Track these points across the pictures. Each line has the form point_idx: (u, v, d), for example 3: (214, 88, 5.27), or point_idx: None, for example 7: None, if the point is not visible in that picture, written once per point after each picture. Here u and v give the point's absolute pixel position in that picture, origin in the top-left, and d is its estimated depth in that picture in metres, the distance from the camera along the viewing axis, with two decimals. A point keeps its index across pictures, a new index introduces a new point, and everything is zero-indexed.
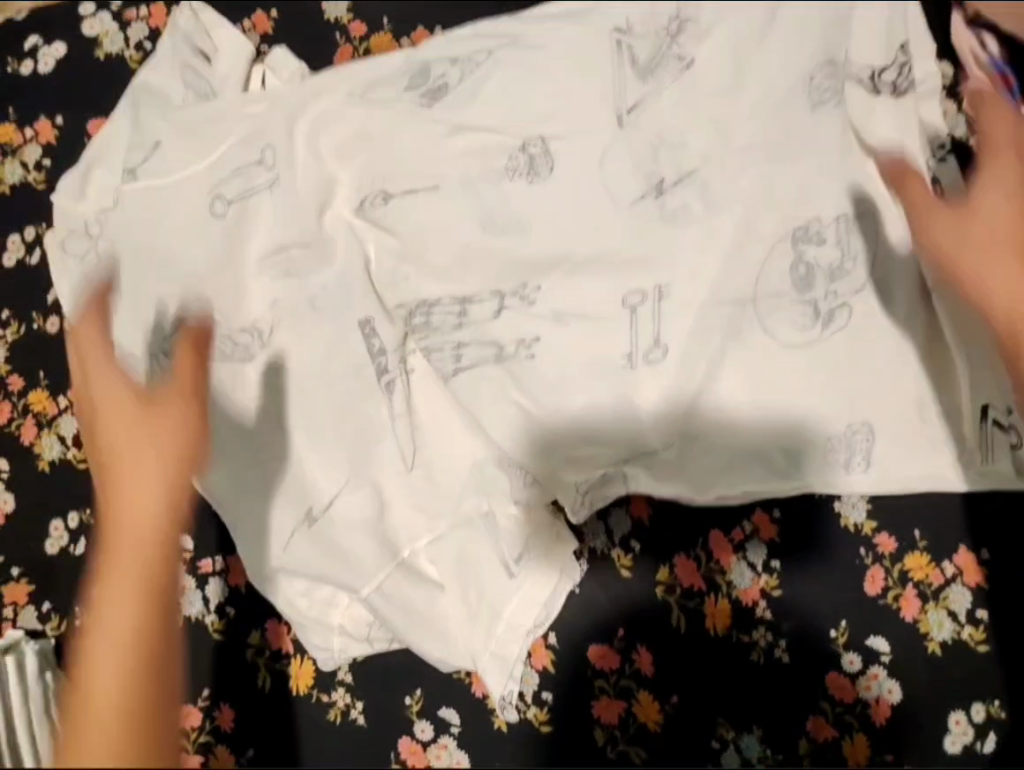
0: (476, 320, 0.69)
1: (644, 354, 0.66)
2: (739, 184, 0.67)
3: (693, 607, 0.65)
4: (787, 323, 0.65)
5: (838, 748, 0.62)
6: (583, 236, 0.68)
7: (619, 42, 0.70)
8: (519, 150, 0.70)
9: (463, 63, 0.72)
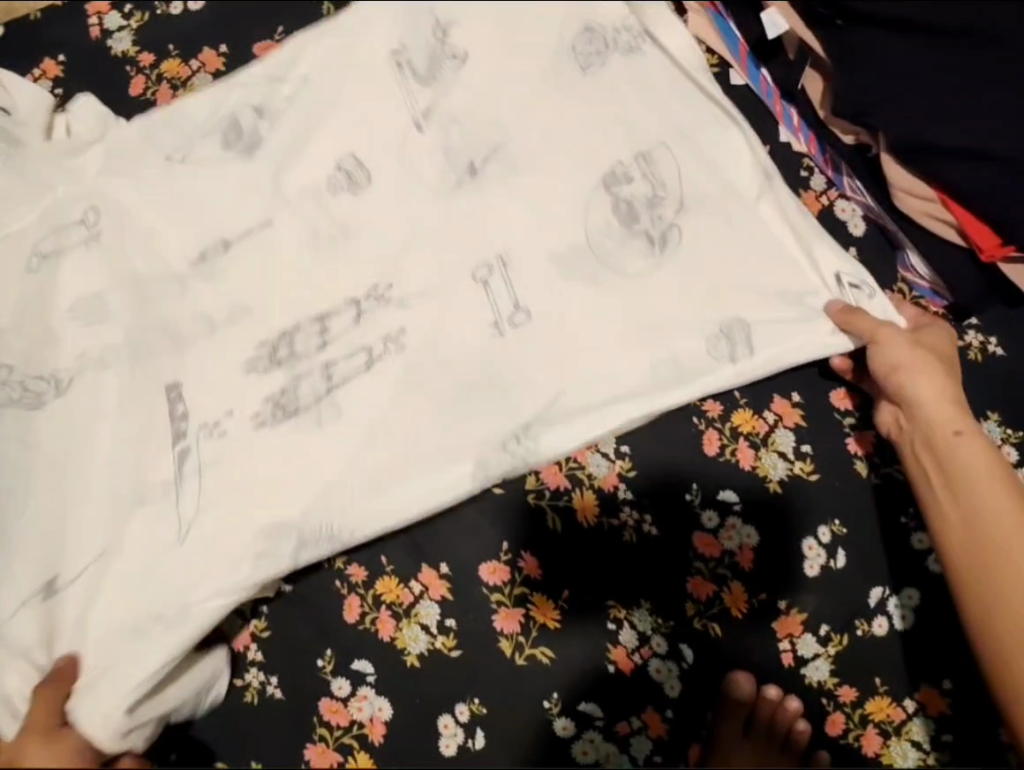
0: (338, 333, 0.77)
1: (508, 319, 0.77)
2: (533, 157, 0.81)
3: (563, 505, 0.77)
4: (638, 256, 0.77)
5: (719, 601, 0.75)
6: (409, 212, 0.80)
7: (399, 64, 0.83)
8: (337, 169, 0.81)
9: (267, 110, 0.81)
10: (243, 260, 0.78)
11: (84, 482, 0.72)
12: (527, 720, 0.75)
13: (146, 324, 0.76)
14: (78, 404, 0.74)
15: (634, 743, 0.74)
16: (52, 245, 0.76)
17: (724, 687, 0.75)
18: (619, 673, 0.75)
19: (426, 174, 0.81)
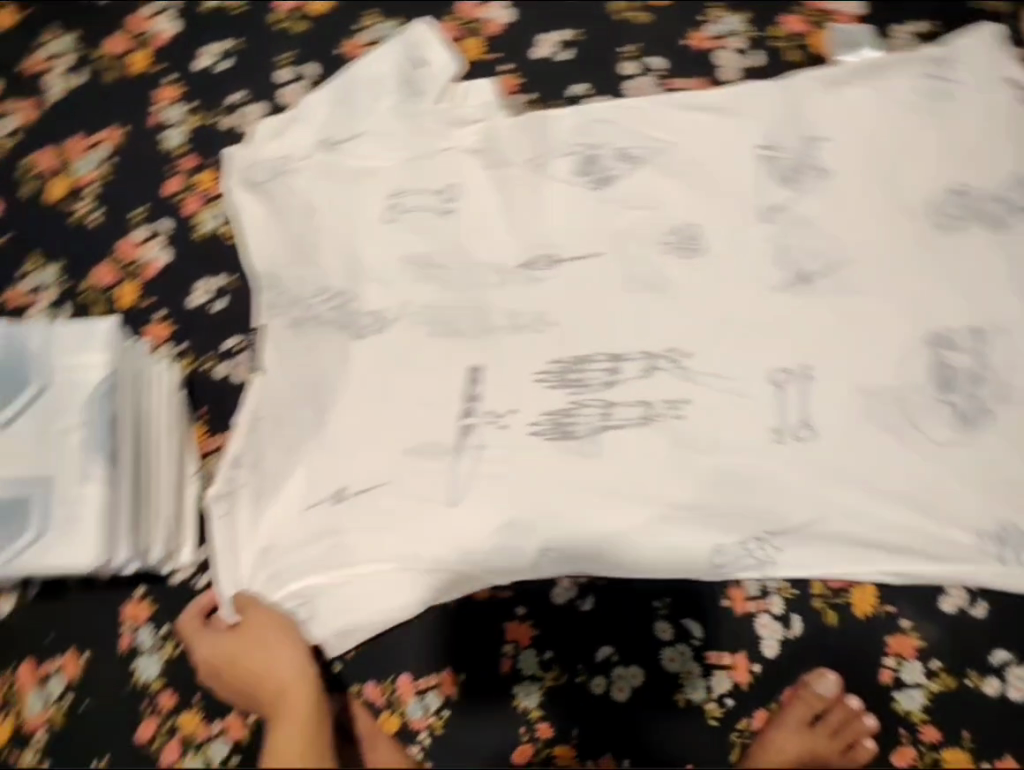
0: (626, 379, 0.80)
1: (792, 429, 0.77)
2: (866, 287, 0.80)
3: None
4: (939, 419, 0.76)
5: (846, 594, 0.78)
6: (730, 267, 0.82)
7: (766, 154, 0.84)
8: (674, 231, 0.83)
9: (629, 153, 0.85)
10: (565, 284, 0.82)
11: (371, 406, 0.79)
12: (632, 627, 0.77)
13: (461, 293, 0.82)
14: (391, 342, 0.80)
15: (715, 676, 0.76)
16: (409, 199, 0.84)
17: (811, 675, 0.76)
18: (729, 609, 0.78)
19: (756, 222, 0.82)
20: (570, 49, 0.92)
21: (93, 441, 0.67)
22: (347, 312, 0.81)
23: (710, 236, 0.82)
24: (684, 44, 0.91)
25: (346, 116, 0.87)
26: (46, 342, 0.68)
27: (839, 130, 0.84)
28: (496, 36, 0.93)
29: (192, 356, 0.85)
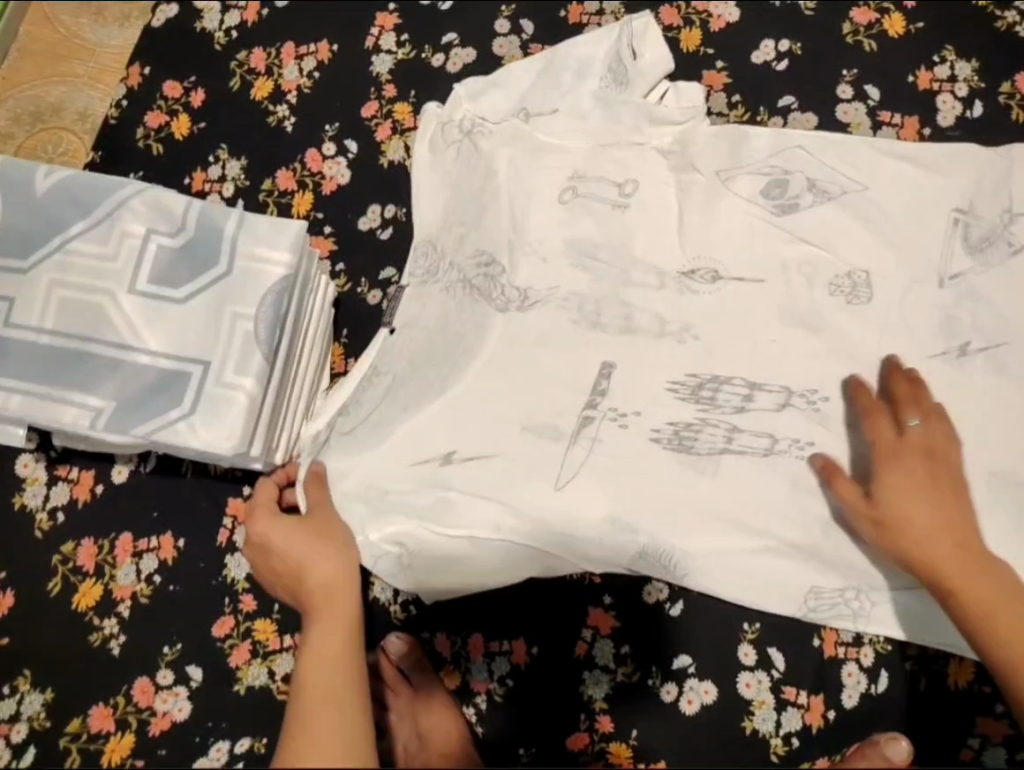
0: (760, 407, 0.80)
1: None
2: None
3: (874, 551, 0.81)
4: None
5: (943, 663, 0.76)
6: (893, 322, 0.81)
7: (957, 221, 0.82)
8: (846, 274, 0.82)
9: (818, 187, 0.84)
10: (724, 301, 0.83)
11: (501, 375, 0.83)
12: (717, 645, 0.77)
13: (620, 289, 0.84)
14: (529, 327, 0.84)
15: (787, 713, 0.75)
16: (585, 185, 0.85)
17: (888, 738, 0.72)
18: (818, 651, 0.77)
19: (929, 285, 0.81)
20: (786, 59, 0.88)
21: (258, 337, 0.67)
22: (496, 284, 0.85)
23: (879, 287, 0.82)
24: (908, 81, 0.87)
25: (546, 88, 0.88)
26: (241, 231, 0.68)
27: None
28: (719, 31, 0.90)
29: (344, 278, 0.88)
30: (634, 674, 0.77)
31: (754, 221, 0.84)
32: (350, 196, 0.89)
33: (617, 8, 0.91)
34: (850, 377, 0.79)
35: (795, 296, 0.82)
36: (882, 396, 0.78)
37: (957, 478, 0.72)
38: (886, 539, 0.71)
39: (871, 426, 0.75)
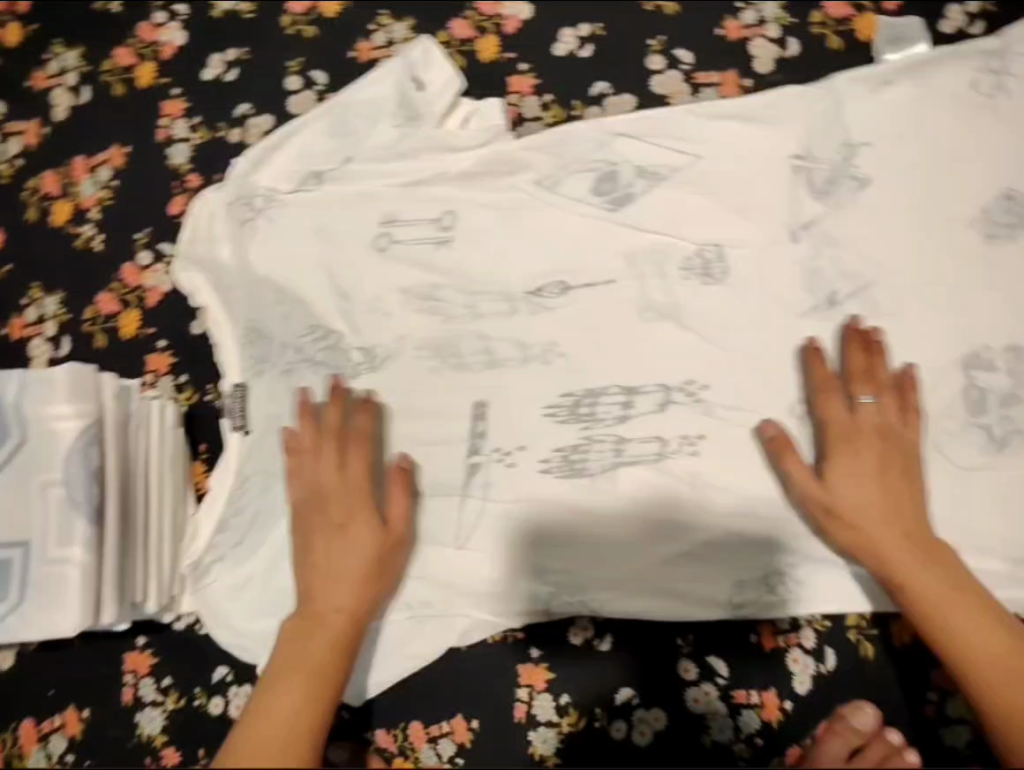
0: (641, 412, 0.76)
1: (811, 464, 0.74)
2: (899, 316, 0.76)
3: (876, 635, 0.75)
4: (961, 440, 0.75)
5: (884, 625, 0.75)
6: (752, 290, 0.77)
7: (797, 168, 0.78)
8: (696, 253, 0.79)
9: (648, 171, 0.80)
10: (576, 309, 0.79)
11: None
12: (656, 672, 0.74)
13: (473, 323, 0.80)
14: (389, 384, 0.79)
15: (744, 716, 0.74)
16: (401, 230, 0.81)
17: (849, 707, 0.71)
18: (758, 645, 0.75)
19: (783, 241, 0.78)
20: (590, 44, 0.85)
21: (75, 499, 0.67)
22: (338, 353, 0.80)
23: (732, 257, 0.78)
24: (717, 34, 0.84)
25: (336, 141, 0.84)
26: (22, 397, 0.68)
27: (878, 140, 0.78)
28: (514, 33, 0.86)
29: (191, 389, 0.84)
30: (602, 741, 0.74)
31: (588, 219, 0.80)
32: (178, 313, 0.86)
33: (406, 35, 0.87)
34: (685, 340, 0.77)
35: (648, 288, 0.79)
36: (710, 345, 0.77)
37: (910, 456, 0.72)
38: (836, 527, 0.70)
39: (824, 406, 0.73)
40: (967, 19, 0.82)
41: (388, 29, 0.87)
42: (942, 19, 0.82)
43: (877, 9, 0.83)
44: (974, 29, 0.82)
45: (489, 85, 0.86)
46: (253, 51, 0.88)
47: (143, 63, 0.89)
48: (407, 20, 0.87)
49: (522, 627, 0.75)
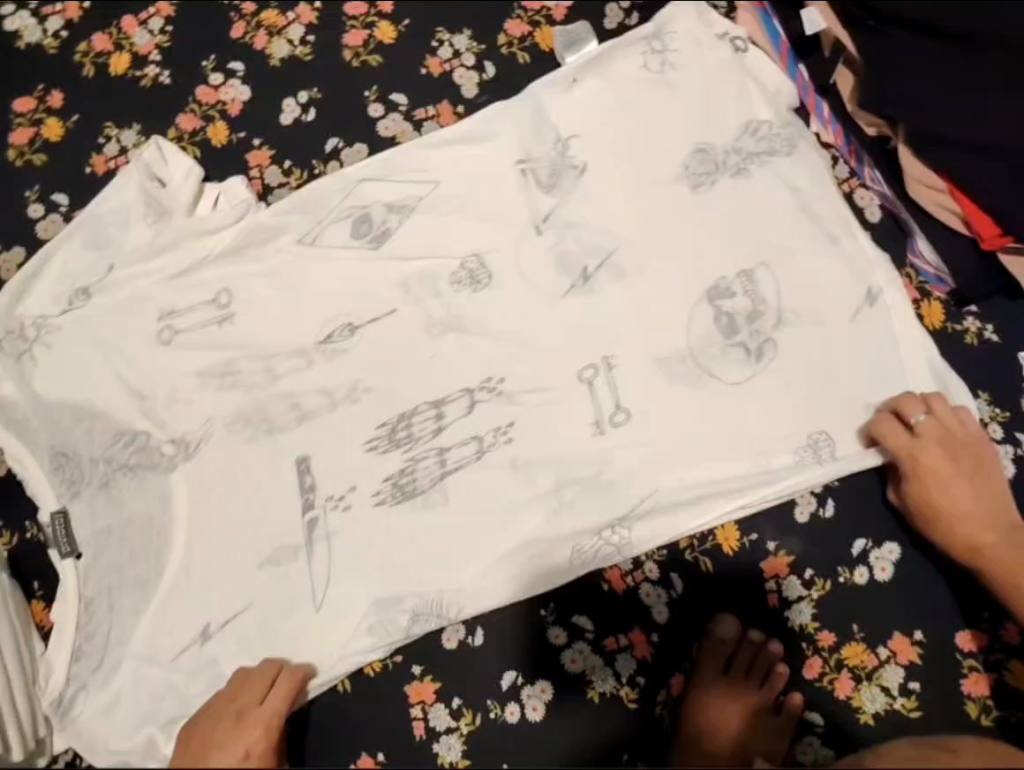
0: (453, 419, 0.82)
1: (610, 418, 0.81)
2: (648, 269, 0.85)
3: (710, 548, 0.82)
4: (733, 362, 0.82)
5: (713, 538, 0.82)
6: (516, 286, 0.85)
7: (524, 171, 0.88)
8: (460, 267, 0.86)
9: (396, 205, 0.87)
10: (367, 346, 0.84)
11: (204, 528, 0.79)
12: (529, 647, 0.80)
13: (275, 384, 0.83)
14: (209, 467, 0.81)
15: (620, 661, 0.80)
16: (180, 320, 0.84)
17: (709, 624, 0.81)
18: (611, 592, 0.81)
19: (530, 235, 0.86)
20: (312, 107, 0.92)
21: None
22: (149, 450, 0.81)
23: (491, 261, 0.86)
24: (422, 73, 0.93)
25: (93, 253, 0.86)
26: None
27: (583, 129, 0.88)
28: (239, 113, 0.92)
29: (8, 533, 0.83)
30: (499, 732, 0.78)
31: (354, 262, 0.86)
32: None
33: (137, 139, 0.91)
34: (480, 351, 0.84)
35: (426, 309, 0.85)
36: (494, 343, 0.84)
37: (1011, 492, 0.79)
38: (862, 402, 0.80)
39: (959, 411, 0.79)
40: (623, 14, 0.95)
41: (118, 138, 0.91)
42: (604, 18, 0.96)
43: (549, 22, 0.95)
44: (631, 19, 0.95)
45: (229, 165, 0.91)
46: None
47: None
48: (134, 125, 0.92)
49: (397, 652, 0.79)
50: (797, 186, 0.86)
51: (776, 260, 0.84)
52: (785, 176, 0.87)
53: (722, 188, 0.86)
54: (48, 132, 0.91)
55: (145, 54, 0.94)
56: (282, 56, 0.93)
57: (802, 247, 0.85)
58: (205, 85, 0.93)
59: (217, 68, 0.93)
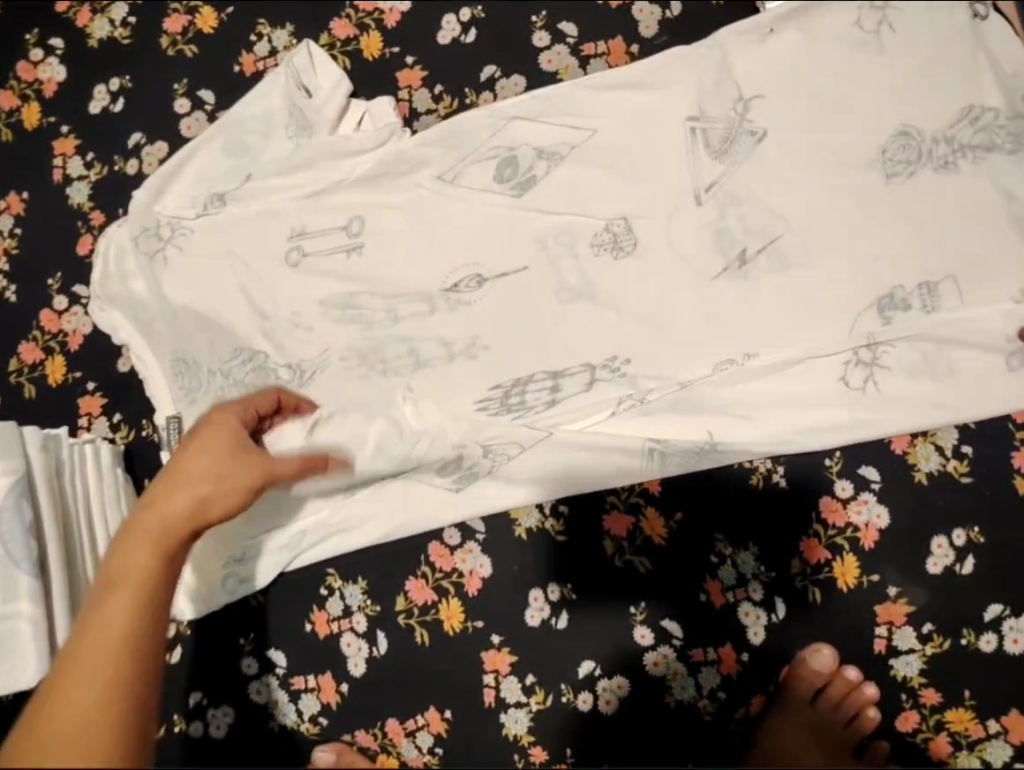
0: (568, 395, 0.77)
1: (738, 422, 0.74)
2: (813, 262, 0.76)
3: (824, 579, 0.76)
4: (896, 373, 0.73)
5: (828, 569, 0.76)
6: (660, 260, 0.78)
7: (694, 130, 0.79)
8: (605, 229, 0.79)
9: (547, 151, 0.80)
10: (493, 300, 0.79)
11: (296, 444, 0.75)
12: (611, 637, 0.77)
13: (394, 324, 0.80)
14: (321, 398, 0.79)
15: (703, 673, 0.77)
16: (311, 242, 0.81)
17: (807, 652, 0.76)
18: (708, 603, 0.77)
19: (687, 205, 0.78)
20: (473, 28, 0.85)
21: (14, 555, 0.67)
22: (267, 373, 0.80)
23: (639, 228, 0.79)
24: (599, 1, 0.85)
25: (233, 160, 0.83)
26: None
27: (771, 91, 0.78)
28: (396, 26, 0.87)
29: (126, 427, 0.84)
30: (562, 718, 0.78)
31: (493, 205, 0.80)
32: (105, 352, 0.85)
33: (287, 41, 0.87)
34: (611, 323, 0.78)
35: (560, 272, 0.79)
36: (628, 320, 0.78)
37: None
38: None
39: None
40: None
41: (269, 37, 0.87)
42: None
43: None
44: None
45: (376, 80, 0.86)
46: (138, 76, 0.88)
47: (27, 103, 0.89)
48: (287, 26, 0.88)
49: (483, 620, 0.79)
50: (1015, 192, 0.74)
51: (967, 277, 0.74)
52: (1001, 177, 0.74)
53: (919, 184, 0.75)
54: (202, 22, 0.89)
55: None
56: None
57: (1004, 266, 0.73)
58: None
59: None
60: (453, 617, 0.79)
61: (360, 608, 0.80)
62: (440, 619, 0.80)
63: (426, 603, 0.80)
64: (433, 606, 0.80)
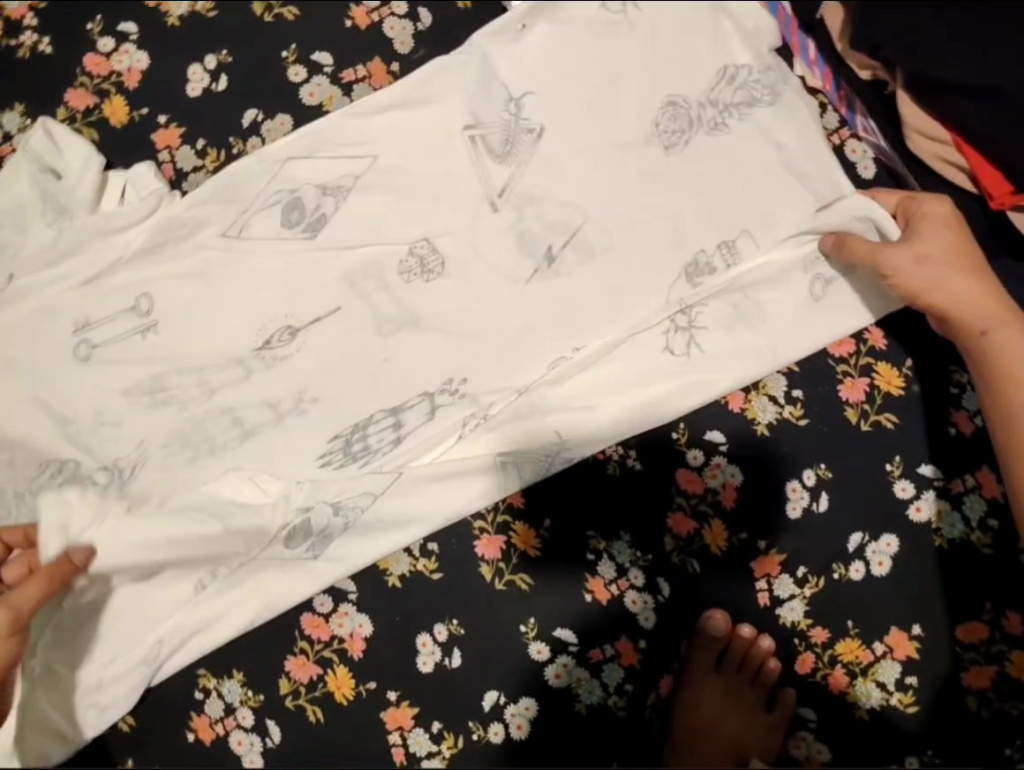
0: (411, 428, 0.74)
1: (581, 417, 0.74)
2: (617, 245, 0.76)
3: (698, 548, 0.77)
4: (716, 331, 0.75)
5: (700, 538, 0.77)
6: (470, 273, 0.76)
7: (473, 138, 0.78)
8: (408, 253, 0.76)
9: (330, 186, 0.77)
10: (310, 350, 0.75)
11: (131, 549, 0.69)
12: (509, 660, 0.76)
13: (210, 399, 0.74)
14: (147, 494, 0.73)
15: (606, 671, 0.76)
16: (98, 332, 0.74)
17: (699, 622, 0.77)
18: (595, 603, 0.76)
19: (484, 213, 0.77)
20: (222, 74, 0.81)
21: None
22: (81, 481, 0.73)
23: (442, 246, 0.77)
24: (347, 25, 0.82)
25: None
26: None
27: (538, 87, 0.78)
28: (138, 85, 0.81)
29: None
30: (480, 755, 0.75)
31: (288, 253, 0.76)
32: None
33: (21, 122, 0.79)
34: (435, 347, 0.75)
35: (373, 306, 0.76)
36: (452, 340, 0.76)
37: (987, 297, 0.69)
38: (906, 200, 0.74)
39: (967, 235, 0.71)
40: None
41: None
42: None
43: None
44: None
45: (129, 145, 0.80)
46: None
47: None
48: (16, 106, 0.79)
49: (376, 679, 0.75)
50: (784, 141, 0.77)
51: (761, 229, 0.76)
52: (768, 130, 0.77)
53: (696, 150, 0.77)
54: None
55: (19, 18, 0.81)
56: (181, 13, 0.82)
57: (792, 211, 0.76)
58: (94, 53, 0.81)
59: (106, 31, 0.81)
60: (344, 681, 0.75)
61: (243, 703, 0.75)
62: (330, 692, 0.75)
63: (312, 679, 0.75)
64: (320, 680, 0.75)
